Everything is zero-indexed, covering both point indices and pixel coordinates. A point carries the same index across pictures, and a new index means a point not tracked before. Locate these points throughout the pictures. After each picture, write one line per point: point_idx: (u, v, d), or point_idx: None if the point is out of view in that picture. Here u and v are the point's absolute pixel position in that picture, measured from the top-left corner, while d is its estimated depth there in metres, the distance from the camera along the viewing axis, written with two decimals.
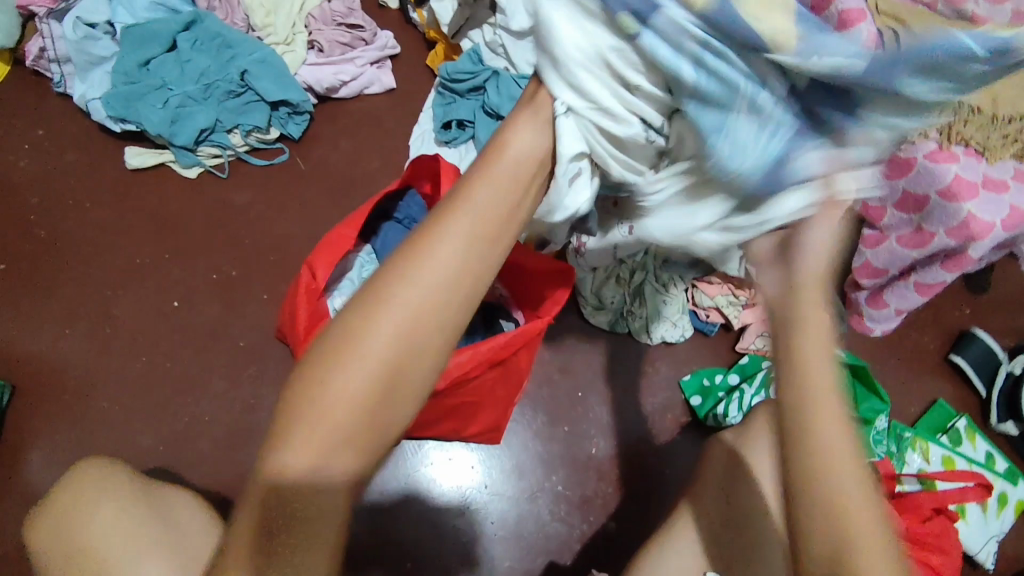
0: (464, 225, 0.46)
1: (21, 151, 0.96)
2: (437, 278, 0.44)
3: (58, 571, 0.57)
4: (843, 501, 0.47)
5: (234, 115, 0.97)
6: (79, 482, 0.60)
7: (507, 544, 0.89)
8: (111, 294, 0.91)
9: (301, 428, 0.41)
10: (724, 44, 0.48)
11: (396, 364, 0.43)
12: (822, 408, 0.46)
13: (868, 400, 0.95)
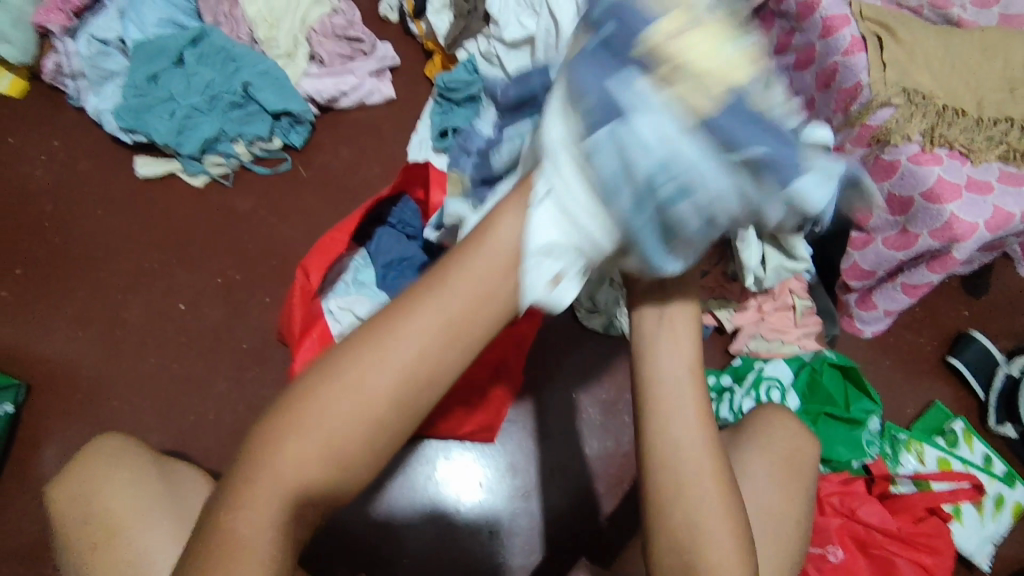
0: (445, 304, 0.41)
1: (37, 161, 1.00)
2: (396, 364, 0.40)
3: (73, 533, 0.59)
4: (694, 504, 0.49)
5: (238, 126, 1.00)
6: (94, 454, 0.63)
7: (501, 541, 0.91)
8: (121, 298, 0.95)
9: (247, 488, 0.40)
10: (700, 125, 0.42)
11: (345, 450, 0.40)
12: (675, 427, 0.50)
13: (859, 401, 0.96)
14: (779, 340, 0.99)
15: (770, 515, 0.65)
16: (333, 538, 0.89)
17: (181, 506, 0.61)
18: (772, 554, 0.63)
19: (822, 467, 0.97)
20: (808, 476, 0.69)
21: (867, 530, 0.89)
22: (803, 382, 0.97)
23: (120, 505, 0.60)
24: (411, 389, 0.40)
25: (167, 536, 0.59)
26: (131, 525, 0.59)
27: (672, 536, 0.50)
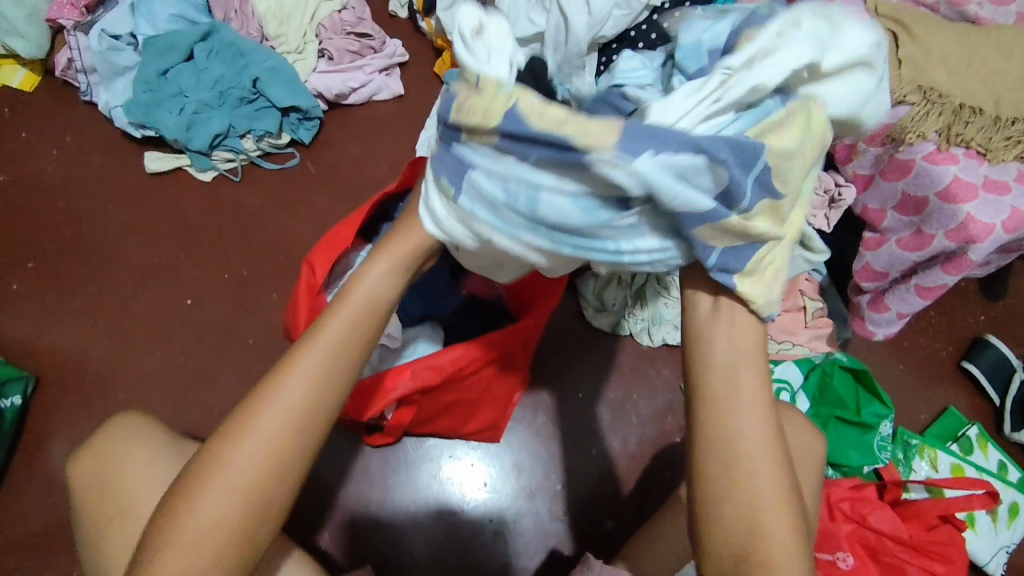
0: (344, 319, 0.52)
1: (49, 156, 1.01)
2: (300, 381, 0.49)
3: (90, 505, 0.60)
4: (745, 497, 0.44)
5: (247, 121, 1.01)
6: (115, 428, 0.63)
7: (504, 541, 0.90)
8: (130, 292, 0.95)
9: (200, 492, 0.46)
10: (512, 170, 0.43)
11: (276, 443, 0.47)
12: (735, 418, 0.44)
13: (870, 405, 0.94)
14: (789, 342, 0.97)
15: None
16: (335, 527, 0.89)
17: None
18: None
19: (832, 472, 0.96)
20: (815, 478, 0.68)
21: (879, 536, 0.87)
22: (814, 385, 0.97)
23: (134, 486, 0.60)
24: (315, 404, 0.49)
25: None
26: (143, 511, 0.59)
27: (726, 538, 0.44)
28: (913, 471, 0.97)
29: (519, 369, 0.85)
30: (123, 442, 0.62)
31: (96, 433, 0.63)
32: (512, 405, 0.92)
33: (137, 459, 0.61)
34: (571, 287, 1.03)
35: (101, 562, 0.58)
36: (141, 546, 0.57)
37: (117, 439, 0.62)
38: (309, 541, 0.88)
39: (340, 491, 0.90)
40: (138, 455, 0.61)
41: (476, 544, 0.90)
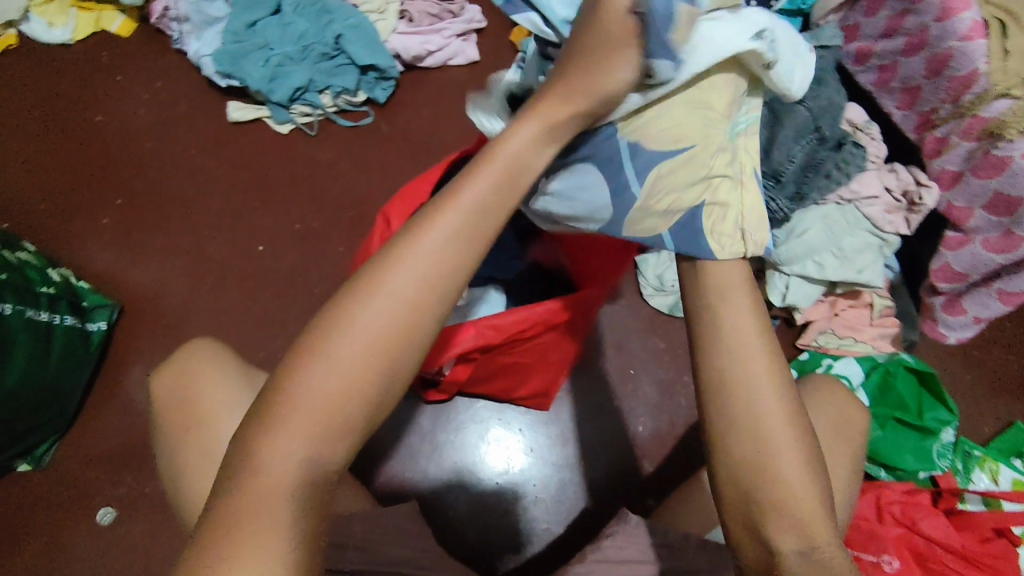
0: (399, 273, 0.41)
1: (141, 99, 1.06)
2: (361, 331, 0.40)
3: (165, 417, 0.62)
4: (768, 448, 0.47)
5: (326, 77, 1.04)
6: (191, 351, 0.65)
7: (546, 506, 0.91)
8: (207, 234, 1.00)
9: (274, 430, 0.38)
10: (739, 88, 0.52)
11: (354, 399, 0.39)
12: (749, 374, 0.48)
13: (934, 410, 0.91)
14: (852, 338, 0.96)
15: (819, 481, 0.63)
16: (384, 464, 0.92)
17: None
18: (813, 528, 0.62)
19: (885, 474, 0.93)
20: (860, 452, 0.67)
21: (929, 543, 0.85)
22: (874, 384, 0.94)
23: (207, 404, 0.61)
24: (379, 365, 0.40)
25: None
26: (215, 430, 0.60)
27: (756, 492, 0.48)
28: (971, 482, 0.93)
29: (578, 339, 0.84)
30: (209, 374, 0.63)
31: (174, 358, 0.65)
32: (564, 374, 0.91)
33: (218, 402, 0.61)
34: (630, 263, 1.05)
35: (172, 469, 0.60)
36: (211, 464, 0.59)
37: (208, 371, 0.63)
38: (358, 465, 0.92)
39: (388, 442, 0.93)
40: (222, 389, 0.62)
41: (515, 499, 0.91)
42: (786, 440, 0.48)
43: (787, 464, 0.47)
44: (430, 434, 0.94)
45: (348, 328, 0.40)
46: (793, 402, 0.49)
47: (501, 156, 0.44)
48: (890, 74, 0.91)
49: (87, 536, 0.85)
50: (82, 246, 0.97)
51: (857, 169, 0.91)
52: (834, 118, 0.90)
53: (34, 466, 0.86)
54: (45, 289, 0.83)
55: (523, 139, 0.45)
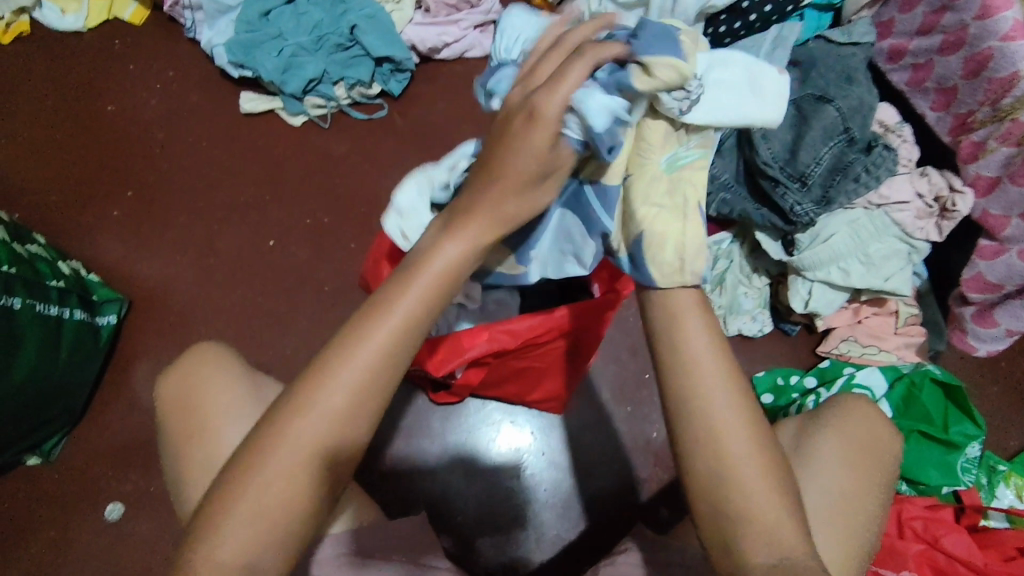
0: (349, 370, 0.46)
1: (152, 90, 1.04)
2: (318, 416, 0.45)
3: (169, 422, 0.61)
4: (724, 452, 0.49)
5: (341, 68, 1.02)
6: (196, 354, 0.64)
7: (555, 512, 0.90)
8: (218, 228, 0.98)
9: (237, 501, 0.44)
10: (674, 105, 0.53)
11: (307, 475, 0.46)
12: (708, 384, 0.50)
13: (959, 423, 0.89)
14: (876, 347, 0.94)
15: (843, 504, 0.63)
16: (393, 472, 0.91)
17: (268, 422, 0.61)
18: (839, 554, 0.62)
19: (907, 488, 0.90)
20: (886, 472, 0.66)
21: (950, 560, 0.82)
22: (898, 395, 0.91)
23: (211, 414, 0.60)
24: (331, 447, 0.46)
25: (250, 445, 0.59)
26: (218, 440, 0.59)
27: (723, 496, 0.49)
28: (995, 498, 0.90)
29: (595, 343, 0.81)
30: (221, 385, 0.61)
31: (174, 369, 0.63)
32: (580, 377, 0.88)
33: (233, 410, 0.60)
34: None
35: (178, 478, 0.59)
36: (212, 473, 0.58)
37: (214, 378, 0.62)
38: (365, 473, 0.91)
39: (397, 442, 0.92)
40: (234, 397, 0.61)
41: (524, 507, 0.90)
42: (745, 446, 0.50)
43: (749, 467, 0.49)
44: (439, 441, 0.92)
45: (315, 400, 0.45)
46: (749, 412, 0.51)
47: (433, 260, 0.47)
48: (925, 74, 0.87)
49: (96, 531, 0.84)
50: (92, 239, 0.96)
51: (888, 173, 0.86)
52: (865, 119, 0.87)
53: (43, 460, 0.86)
54: (55, 284, 0.81)
55: (450, 253, 0.48)
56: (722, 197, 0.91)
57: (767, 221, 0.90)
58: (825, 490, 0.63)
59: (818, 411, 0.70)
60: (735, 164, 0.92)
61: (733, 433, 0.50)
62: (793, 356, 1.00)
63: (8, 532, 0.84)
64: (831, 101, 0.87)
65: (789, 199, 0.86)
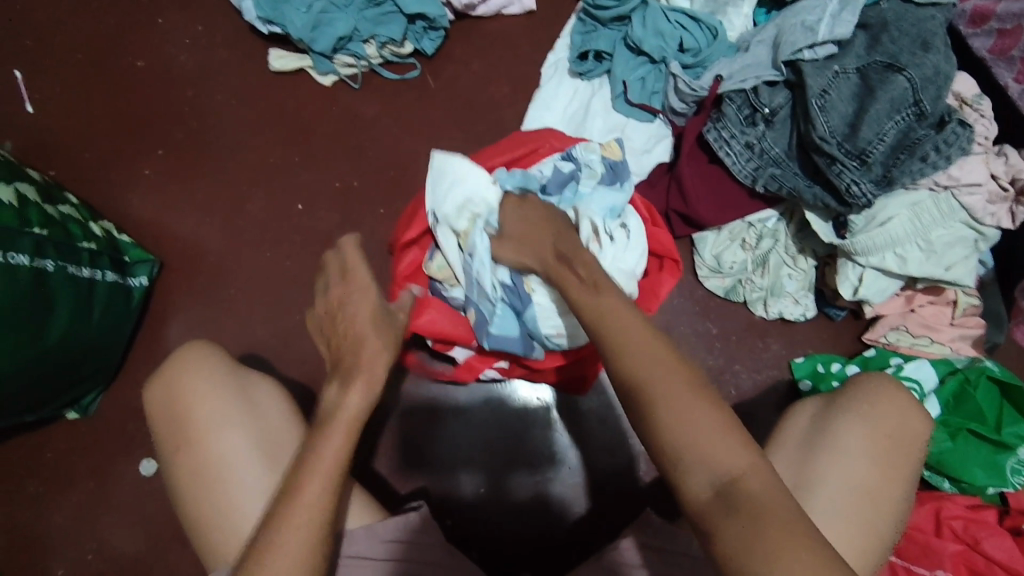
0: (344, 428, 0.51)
1: (182, 45, 1.02)
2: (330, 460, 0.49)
3: (162, 422, 0.61)
4: (693, 430, 0.46)
5: (372, 25, 0.97)
6: (188, 349, 0.64)
7: (579, 489, 0.89)
8: (247, 190, 0.97)
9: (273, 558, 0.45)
10: (442, 231, 0.78)
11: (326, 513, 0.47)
12: (654, 374, 0.49)
13: (1013, 424, 0.83)
14: (928, 338, 0.89)
15: (865, 495, 0.59)
16: (394, 462, 0.89)
17: (257, 418, 0.61)
18: (861, 539, 0.58)
19: (948, 485, 0.85)
20: (914, 470, 0.61)
21: (989, 563, 0.77)
22: (949, 391, 0.86)
23: (202, 411, 0.60)
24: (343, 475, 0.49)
25: (239, 445, 0.60)
26: (207, 440, 0.60)
27: (702, 477, 0.45)
28: None
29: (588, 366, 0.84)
30: (220, 397, 0.61)
31: (166, 367, 0.62)
32: (600, 368, 0.86)
33: (223, 408, 0.61)
34: (685, 240, 0.98)
35: (172, 474, 0.60)
36: (203, 472, 0.59)
37: (197, 379, 0.61)
38: (364, 469, 0.89)
39: (421, 415, 0.91)
40: (220, 398, 0.61)
41: (543, 474, 0.89)
42: (713, 430, 0.46)
43: (716, 442, 0.46)
44: (442, 424, 0.91)
45: (304, 498, 0.47)
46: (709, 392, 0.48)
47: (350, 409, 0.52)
48: (1012, 41, 0.81)
49: (132, 484, 0.87)
50: (124, 198, 0.96)
51: (960, 152, 0.78)
52: (939, 90, 0.80)
53: (81, 415, 0.88)
54: (86, 245, 0.81)
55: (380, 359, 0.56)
56: (772, 172, 0.86)
57: (819, 201, 0.84)
58: (846, 479, 0.60)
59: (839, 391, 0.66)
60: (788, 137, 0.86)
61: (702, 424, 0.46)
62: (836, 341, 0.95)
63: (49, 481, 0.87)
64: (902, 71, 0.80)
65: (846, 178, 0.80)
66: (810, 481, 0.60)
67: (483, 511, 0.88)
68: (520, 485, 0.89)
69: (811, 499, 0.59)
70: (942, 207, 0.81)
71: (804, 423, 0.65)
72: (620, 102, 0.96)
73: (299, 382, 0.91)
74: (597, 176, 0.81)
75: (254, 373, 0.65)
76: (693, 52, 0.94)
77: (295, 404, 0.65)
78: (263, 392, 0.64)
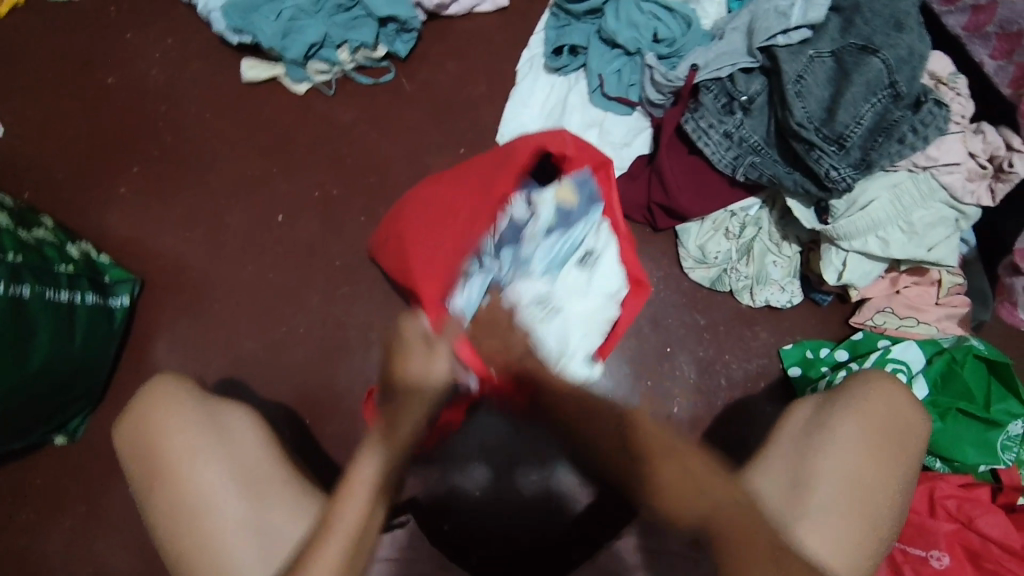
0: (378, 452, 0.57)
1: (152, 59, 1.01)
2: (366, 486, 0.54)
3: (134, 460, 0.61)
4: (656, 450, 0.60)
5: (343, 31, 0.96)
6: (155, 386, 0.64)
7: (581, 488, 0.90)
8: (226, 203, 0.97)
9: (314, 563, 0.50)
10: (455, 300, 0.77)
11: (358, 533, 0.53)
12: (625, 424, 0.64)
13: (1003, 401, 0.83)
14: (914, 318, 0.89)
15: (860, 485, 0.59)
16: None
17: (231, 449, 0.61)
18: (860, 529, 0.58)
19: (940, 465, 0.85)
20: (910, 459, 0.61)
21: (984, 541, 0.77)
22: (936, 371, 0.86)
23: (174, 446, 0.60)
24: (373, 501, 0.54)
25: (213, 477, 0.60)
26: (180, 475, 0.59)
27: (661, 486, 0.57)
28: None
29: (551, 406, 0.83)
30: (194, 428, 0.61)
31: (137, 403, 0.63)
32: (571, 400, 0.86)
33: (195, 440, 0.61)
34: (669, 232, 0.98)
35: (148, 509, 0.60)
36: (179, 507, 0.59)
37: (168, 415, 0.62)
38: None
39: None
40: (191, 432, 0.61)
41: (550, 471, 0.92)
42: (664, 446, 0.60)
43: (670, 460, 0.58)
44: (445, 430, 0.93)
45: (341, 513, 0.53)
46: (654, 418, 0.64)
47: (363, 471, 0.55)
48: (986, 17, 0.79)
49: (125, 506, 0.87)
50: (102, 217, 0.96)
51: (937, 131, 0.78)
52: (914, 71, 0.79)
53: (69, 439, 0.88)
54: (63, 268, 0.81)
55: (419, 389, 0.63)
56: (752, 160, 0.85)
57: (800, 187, 0.84)
58: (842, 473, 0.60)
59: (837, 388, 0.66)
60: (766, 124, 0.86)
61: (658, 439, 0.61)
62: (824, 326, 0.95)
63: (41, 507, 0.87)
64: (877, 52, 0.80)
65: (825, 163, 0.80)
66: (807, 474, 0.61)
67: (491, 507, 0.90)
68: (526, 479, 0.92)
69: (807, 493, 0.60)
70: (921, 189, 0.81)
71: (801, 419, 0.65)
72: (597, 96, 0.95)
73: (287, 394, 0.90)
74: (543, 231, 0.77)
75: (227, 403, 0.65)
76: (667, 42, 0.93)
77: (272, 431, 0.66)
78: (237, 421, 0.64)
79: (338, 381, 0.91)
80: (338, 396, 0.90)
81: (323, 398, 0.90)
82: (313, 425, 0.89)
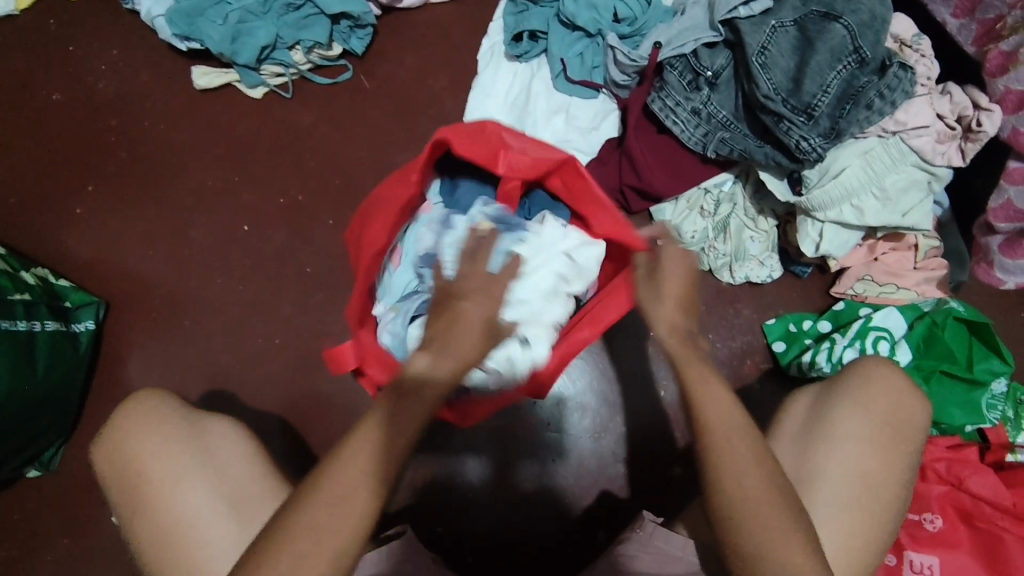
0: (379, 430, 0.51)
1: (99, 72, 0.97)
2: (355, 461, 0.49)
3: (116, 485, 0.58)
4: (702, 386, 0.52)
5: (294, 30, 0.93)
6: (126, 407, 0.61)
7: (581, 484, 0.87)
8: (188, 216, 0.93)
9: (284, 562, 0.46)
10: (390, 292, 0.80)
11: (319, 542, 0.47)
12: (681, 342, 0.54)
13: (985, 360, 0.84)
14: (893, 285, 0.88)
15: (863, 482, 0.59)
16: None
17: (214, 468, 0.59)
18: (863, 528, 0.58)
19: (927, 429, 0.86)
20: (912, 450, 0.61)
21: (976, 501, 0.77)
22: (918, 335, 0.86)
23: (152, 470, 0.58)
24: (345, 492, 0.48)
25: (200, 501, 0.58)
26: (160, 505, 0.57)
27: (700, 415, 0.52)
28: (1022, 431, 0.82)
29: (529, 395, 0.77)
30: (174, 447, 0.59)
31: (106, 430, 0.60)
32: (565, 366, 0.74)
33: (177, 461, 0.58)
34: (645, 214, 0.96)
35: (130, 536, 0.58)
36: (163, 535, 0.57)
37: (146, 437, 0.59)
38: None
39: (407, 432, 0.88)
40: (174, 452, 0.59)
41: (552, 458, 0.88)
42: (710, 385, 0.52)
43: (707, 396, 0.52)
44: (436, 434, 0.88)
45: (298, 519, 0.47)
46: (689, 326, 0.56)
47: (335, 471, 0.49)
48: None
49: (108, 534, 0.85)
50: (59, 240, 0.92)
51: (904, 96, 0.77)
52: (878, 34, 0.78)
53: (44, 471, 0.85)
54: (19, 297, 0.77)
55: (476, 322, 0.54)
56: (721, 136, 0.84)
57: (771, 160, 0.83)
58: (843, 468, 0.59)
59: (834, 377, 0.65)
60: (734, 99, 0.85)
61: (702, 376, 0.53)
62: (805, 298, 0.95)
63: (21, 543, 0.84)
64: (839, 18, 0.78)
65: (794, 134, 0.79)
66: (812, 474, 0.60)
67: (488, 493, 0.87)
68: (526, 474, 0.87)
69: (812, 492, 0.59)
70: (891, 154, 0.81)
71: (800, 412, 0.64)
72: (561, 81, 0.93)
73: (266, 406, 0.88)
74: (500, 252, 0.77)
75: (211, 418, 0.63)
76: (629, 21, 0.91)
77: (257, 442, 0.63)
78: (220, 437, 0.61)
79: (318, 390, 0.88)
80: (321, 404, 0.88)
81: (304, 407, 0.88)
82: (297, 436, 0.87)
